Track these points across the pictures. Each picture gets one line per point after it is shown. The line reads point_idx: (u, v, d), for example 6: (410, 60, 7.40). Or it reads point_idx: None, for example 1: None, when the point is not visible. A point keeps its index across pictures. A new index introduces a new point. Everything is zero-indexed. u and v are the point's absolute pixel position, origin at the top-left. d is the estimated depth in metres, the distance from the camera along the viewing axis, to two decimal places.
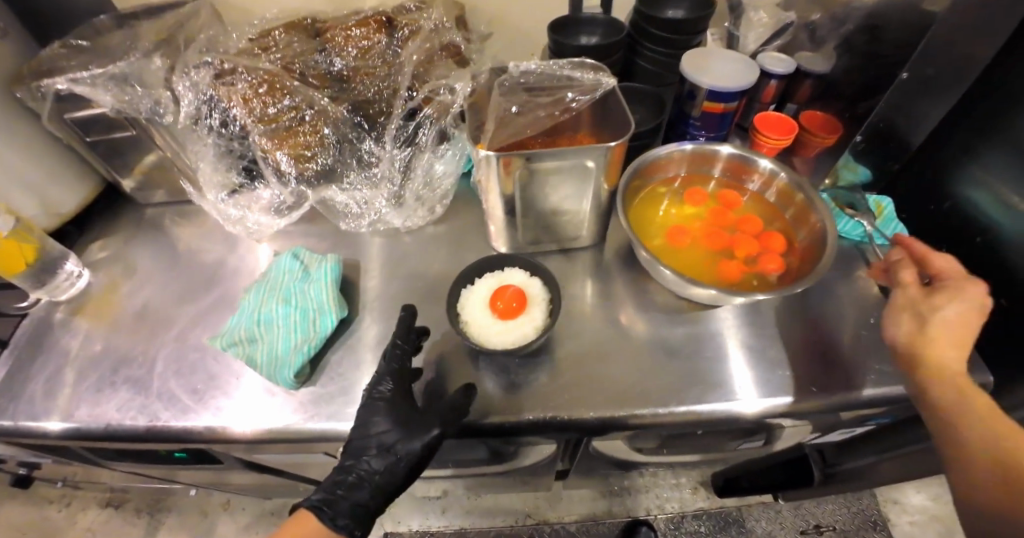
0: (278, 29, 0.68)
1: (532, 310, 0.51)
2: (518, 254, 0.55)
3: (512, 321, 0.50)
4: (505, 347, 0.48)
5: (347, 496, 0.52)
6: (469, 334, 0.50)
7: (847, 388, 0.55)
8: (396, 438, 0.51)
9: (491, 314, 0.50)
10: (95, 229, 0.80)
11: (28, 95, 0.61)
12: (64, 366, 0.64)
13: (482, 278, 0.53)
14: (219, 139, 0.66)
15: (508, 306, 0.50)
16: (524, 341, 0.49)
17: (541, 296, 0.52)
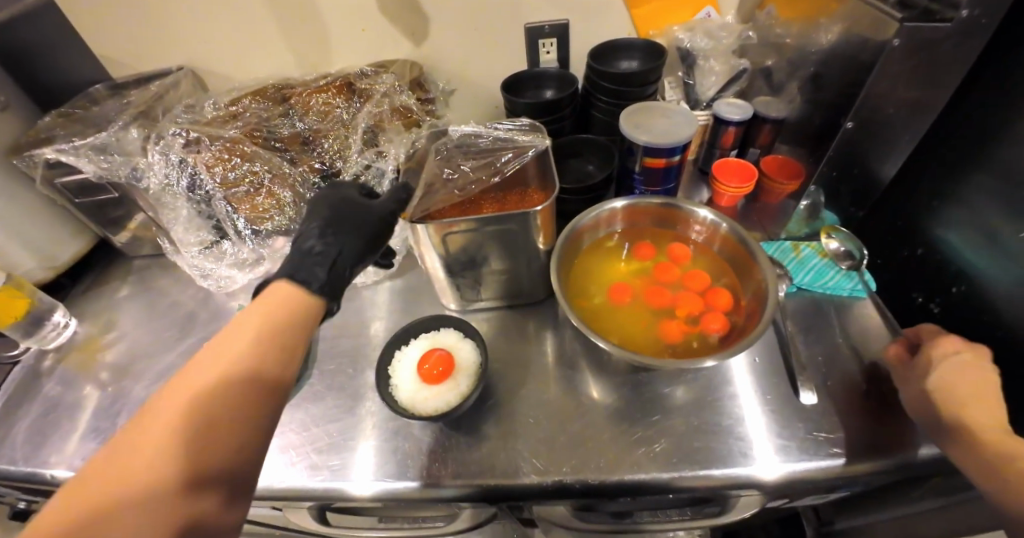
0: (246, 98, 0.73)
1: (460, 375, 0.50)
2: (453, 315, 0.56)
3: (439, 386, 0.50)
4: (429, 413, 0.48)
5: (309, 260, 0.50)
6: (395, 398, 0.49)
7: (799, 456, 0.52)
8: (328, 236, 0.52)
9: (418, 379, 0.50)
10: (88, 279, 0.85)
11: (23, 163, 0.67)
12: (42, 415, 0.66)
13: (415, 340, 0.54)
14: (190, 202, 0.70)
15: (434, 371, 0.50)
16: (449, 407, 0.48)
17: (470, 359, 0.52)
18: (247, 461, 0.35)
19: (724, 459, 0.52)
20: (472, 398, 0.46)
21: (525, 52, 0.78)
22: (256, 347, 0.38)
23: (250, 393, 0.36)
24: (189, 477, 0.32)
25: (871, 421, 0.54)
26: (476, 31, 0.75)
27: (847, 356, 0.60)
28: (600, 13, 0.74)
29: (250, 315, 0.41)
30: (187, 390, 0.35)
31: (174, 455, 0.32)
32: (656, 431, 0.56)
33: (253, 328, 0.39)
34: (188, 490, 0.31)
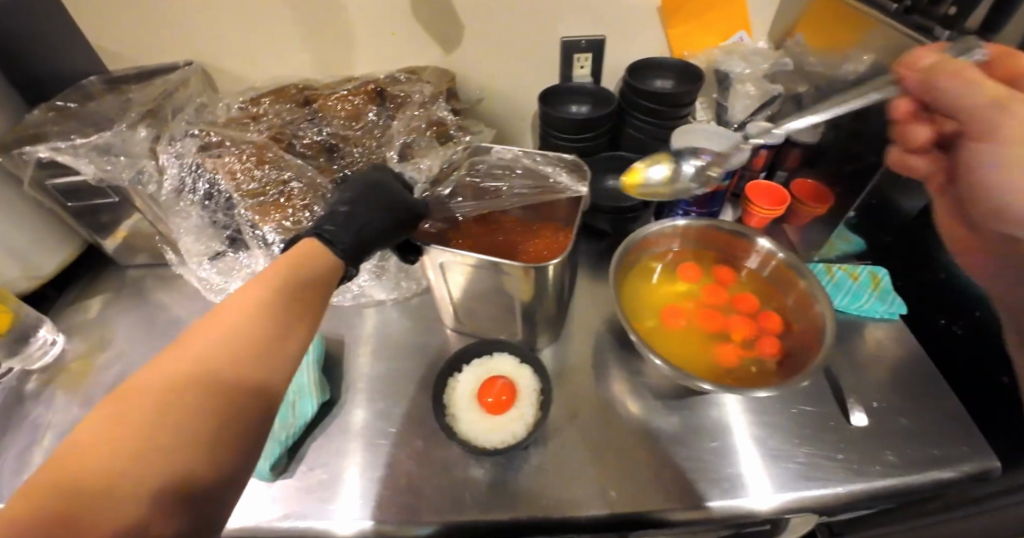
0: (267, 98, 0.69)
1: (522, 403, 0.49)
2: (507, 340, 0.54)
3: (501, 417, 0.48)
4: (494, 446, 0.46)
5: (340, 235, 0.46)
6: (454, 431, 0.47)
7: (846, 481, 0.53)
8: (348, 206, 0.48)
9: (479, 407, 0.49)
10: (74, 290, 0.77)
11: (9, 162, 0.60)
12: (31, 444, 0.60)
13: (470, 367, 0.52)
14: (205, 211, 0.64)
15: (496, 400, 0.48)
16: (513, 441, 0.47)
17: (531, 389, 0.50)
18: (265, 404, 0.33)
19: (780, 485, 0.53)
20: (541, 430, 0.45)
21: (559, 66, 0.77)
22: (278, 292, 0.37)
23: (276, 346, 0.35)
24: (222, 416, 0.30)
25: (908, 445, 0.56)
26: (511, 41, 0.73)
27: (879, 381, 0.62)
28: (637, 32, 0.73)
29: (270, 271, 0.38)
30: (214, 331, 0.32)
31: (203, 381, 0.30)
32: (705, 457, 0.55)
33: (279, 282, 0.37)
34: (220, 432, 0.30)
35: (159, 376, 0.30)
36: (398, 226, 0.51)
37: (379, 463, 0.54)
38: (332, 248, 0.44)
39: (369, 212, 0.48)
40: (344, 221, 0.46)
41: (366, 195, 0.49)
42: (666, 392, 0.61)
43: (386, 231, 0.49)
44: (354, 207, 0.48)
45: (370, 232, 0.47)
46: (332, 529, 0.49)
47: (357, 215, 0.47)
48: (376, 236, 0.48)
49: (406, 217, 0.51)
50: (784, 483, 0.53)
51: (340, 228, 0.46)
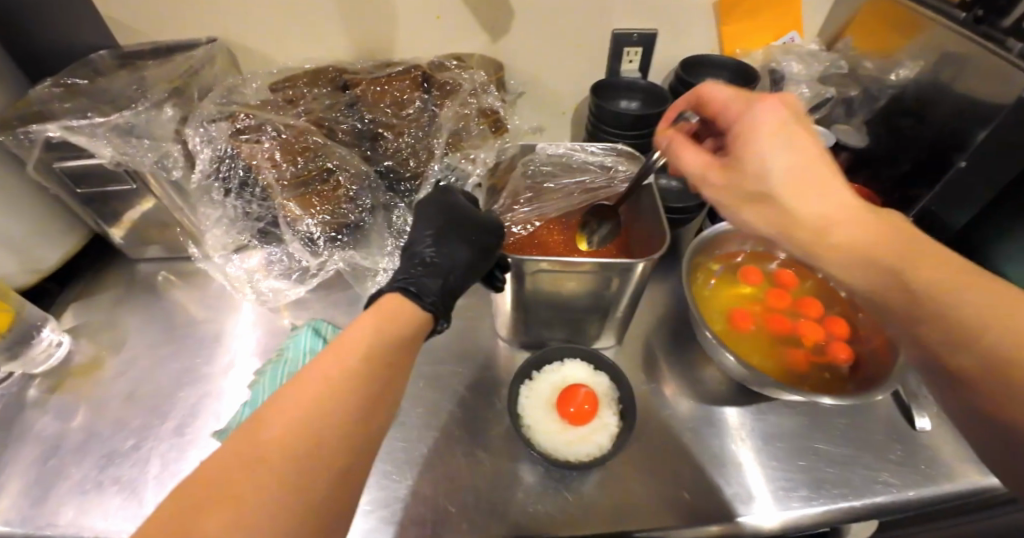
0: (302, 80, 0.63)
1: (603, 414, 0.48)
2: (581, 346, 0.53)
3: (583, 428, 0.47)
4: (579, 459, 0.45)
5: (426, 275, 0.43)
6: (534, 443, 0.46)
7: (913, 487, 0.53)
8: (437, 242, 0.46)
9: (560, 418, 0.47)
10: (77, 285, 0.70)
11: (13, 141, 0.53)
12: (38, 460, 0.53)
13: (544, 372, 0.51)
14: (238, 201, 0.58)
15: (578, 411, 0.46)
16: (598, 453, 0.45)
17: (608, 395, 0.49)
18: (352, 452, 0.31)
19: (852, 494, 0.52)
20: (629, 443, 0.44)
21: (608, 59, 0.74)
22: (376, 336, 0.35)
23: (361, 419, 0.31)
24: (305, 481, 0.27)
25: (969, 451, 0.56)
26: (562, 31, 0.70)
27: None
28: (690, 27, 0.71)
29: (350, 336, 0.34)
30: (311, 383, 0.31)
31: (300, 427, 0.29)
32: (774, 465, 0.54)
33: (359, 346, 0.34)
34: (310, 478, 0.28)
35: (236, 465, 0.26)
36: (489, 258, 0.48)
37: (439, 474, 0.51)
38: (422, 300, 0.40)
39: (456, 245, 0.45)
40: (421, 278, 0.43)
41: (453, 226, 0.47)
42: (726, 398, 0.60)
43: (478, 264, 0.46)
44: (445, 242, 0.46)
45: (460, 269, 0.45)
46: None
47: (446, 251, 0.45)
48: (464, 271, 0.45)
49: (495, 249, 0.48)
50: (858, 493, 0.52)
51: (419, 282, 0.42)
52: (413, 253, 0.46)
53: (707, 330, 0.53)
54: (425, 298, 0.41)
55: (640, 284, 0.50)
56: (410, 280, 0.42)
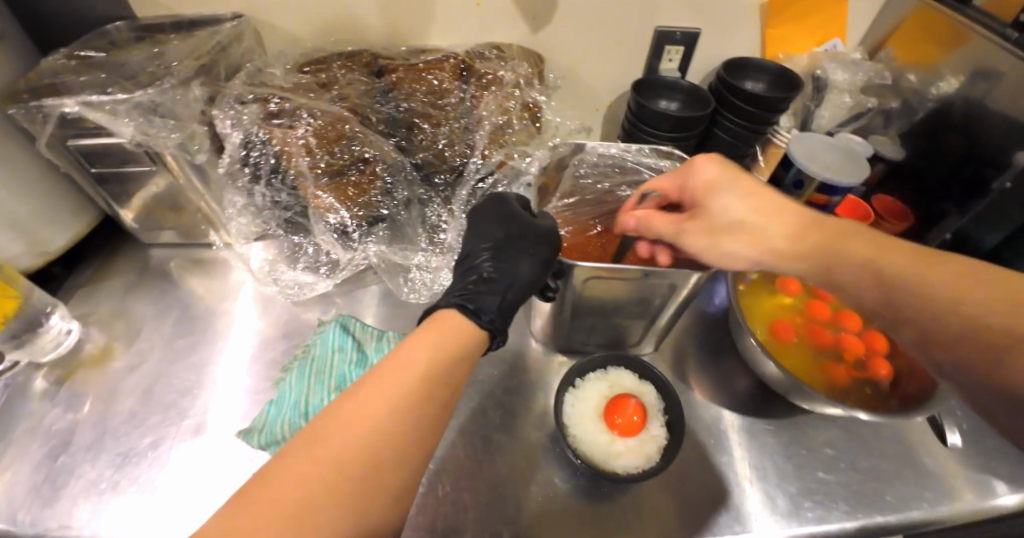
0: (336, 63, 0.60)
1: (652, 425, 0.47)
2: (626, 354, 0.51)
3: (631, 438, 0.46)
4: (628, 471, 0.43)
5: (484, 291, 0.41)
6: (583, 452, 0.45)
7: (948, 503, 0.53)
8: (495, 250, 0.45)
9: (609, 428, 0.46)
10: (85, 269, 0.67)
11: (26, 115, 0.49)
12: (49, 456, 0.50)
13: (588, 380, 0.49)
14: (266, 189, 0.55)
15: (628, 421, 0.45)
16: (647, 465, 0.44)
17: (656, 406, 0.48)
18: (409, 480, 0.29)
19: (890, 509, 0.52)
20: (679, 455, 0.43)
21: (648, 56, 0.72)
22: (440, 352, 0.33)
23: (416, 445, 0.29)
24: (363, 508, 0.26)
25: (999, 467, 0.56)
26: (604, 24, 0.67)
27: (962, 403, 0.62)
28: (733, 28, 0.70)
29: (413, 353, 0.32)
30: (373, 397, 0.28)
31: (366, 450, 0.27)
32: (807, 476, 0.53)
33: (422, 362, 0.31)
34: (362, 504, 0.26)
35: (291, 484, 0.24)
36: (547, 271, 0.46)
37: (474, 479, 0.50)
38: (479, 319, 0.38)
39: (517, 259, 0.44)
40: (479, 294, 0.41)
41: (510, 235, 0.46)
42: (760, 408, 0.59)
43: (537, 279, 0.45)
44: (505, 256, 0.45)
45: (522, 283, 0.43)
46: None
47: (505, 262, 0.44)
48: (525, 285, 0.44)
49: (554, 263, 0.46)
50: (891, 506, 0.52)
51: (477, 299, 0.40)
52: (471, 267, 0.45)
53: (750, 339, 0.53)
54: (483, 316, 0.38)
55: (692, 292, 0.48)
56: (470, 296, 0.40)
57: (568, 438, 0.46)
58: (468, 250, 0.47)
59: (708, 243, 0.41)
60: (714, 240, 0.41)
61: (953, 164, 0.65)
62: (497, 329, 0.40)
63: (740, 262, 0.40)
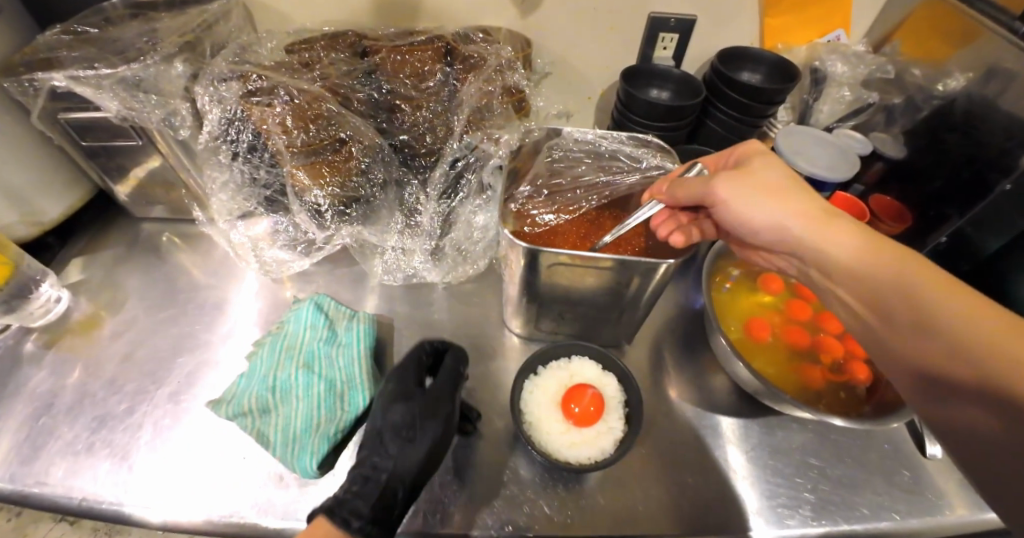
0: (319, 43, 0.60)
1: (610, 417, 0.46)
2: (591, 344, 0.51)
3: (588, 429, 0.45)
4: (579, 463, 0.43)
5: (359, 495, 0.42)
6: (537, 441, 0.45)
7: (924, 513, 0.51)
8: (399, 425, 0.45)
9: (564, 417, 0.46)
10: (80, 240, 0.69)
11: (16, 88, 0.51)
12: (31, 416, 0.53)
13: (548, 370, 0.49)
14: (246, 166, 0.56)
15: (585, 411, 0.45)
16: (600, 456, 0.44)
17: (617, 399, 0.47)
18: None
19: (863, 519, 0.50)
20: (631, 447, 0.42)
21: (641, 43, 0.70)
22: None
23: None
24: None
25: None
26: (596, 10, 0.66)
27: None
28: (730, 16, 0.67)
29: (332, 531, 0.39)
30: None
31: None
32: (776, 479, 0.52)
33: None
34: None
35: None
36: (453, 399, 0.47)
37: None
38: (348, 527, 0.40)
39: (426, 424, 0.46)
40: (354, 500, 0.42)
41: (417, 413, 0.46)
42: (732, 408, 0.57)
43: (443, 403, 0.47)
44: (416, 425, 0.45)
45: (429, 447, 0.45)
46: (291, 531, 0.45)
47: (399, 461, 0.44)
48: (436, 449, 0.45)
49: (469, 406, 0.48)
50: (863, 518, 0.50)
51: (347, 503, 0.41)
52: (367, 456, 0.45)
53: (722, 337, 0.51)
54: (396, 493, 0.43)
55: (661, 284, 0.47)
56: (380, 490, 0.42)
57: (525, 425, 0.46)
58: (373, 412, 0.47)
59: (740, 193, 0.42)
60: (748, 192, 0.42)
61: (955, 164, 0.62)
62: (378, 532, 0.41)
63: (757, 219, 0.42)
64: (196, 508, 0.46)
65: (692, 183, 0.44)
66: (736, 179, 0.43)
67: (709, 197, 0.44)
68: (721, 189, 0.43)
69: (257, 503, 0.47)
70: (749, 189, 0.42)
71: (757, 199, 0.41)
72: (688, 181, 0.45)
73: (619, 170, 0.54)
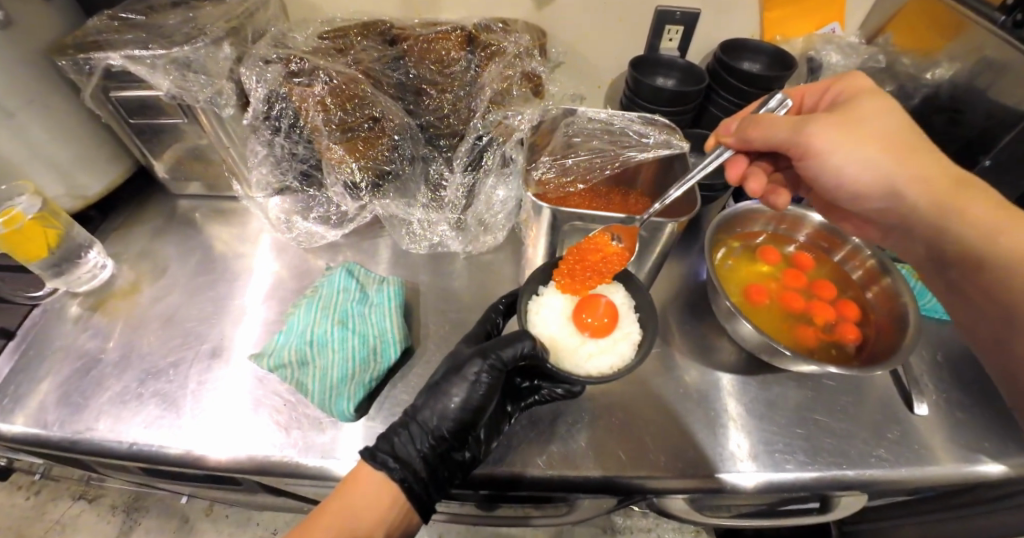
0: (354, 29, 0.65)
1: (623, 324, 0.54)
2: None
3: (604, 338, 0.52)
4: (601, 371, 0.50)
5: (410, 439, 0.46)
6: (554, 358, 0.51)
7: (916, 462, 0.54)
8: (446, 383, 0.47)
9: (580, 330, 0.53)
10: (119, 215, 0.74)
11: (72, 66, 0.55)
12: (79, 371, 0.57)
13: (552, 290, 0.56)
14: (285, 141, 0.61)
15: (599, 322, 0.52)
16: (621, 364, 0.51)
17: (625, 307, 0.55)
18: (380, 503, 0.43)
19: (855, 464, 0.54)
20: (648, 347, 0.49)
21: (647, 35, 0.75)
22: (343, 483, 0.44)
23: (376, 490, 0.43)
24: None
25: (980, 435, 0.57)
26: (607, 4, 0.71)
27: (946, 371, 0.63)
28: (731, 9, 0.72)
29: (379, 472, 0.44)
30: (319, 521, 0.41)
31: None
32: (773, 430, 0.56)
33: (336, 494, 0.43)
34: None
35: None
36: (474, 356, 0.47)
37: None
38: (388, 471, 0.44)
39: (454, 387, 0.47)
40: (402, 440, 0.46)
41: (453, 375, 0.47)
42: (732, 369, 0.62)
43: (462, 360, 0.48)
44: (442, 391, 0.47)
45: (466, 408, 0.46)
46: (331, 469, 0.50)
47: (444, 421, 0.46)
48: (480, 405, 0.47)
49: (510, 364, 0.47)
50: (853, 464, 0.54)
51: (390, 439, 0.46)
52: (419, 411, 0.47)
53: (727, 300, 0.55)
54: (460, 454, 0.47)
55: (675, 230, 0.53)
56: (430, 467, 0.45)
57: (546, 340, 0.52)
58: (455, 361, 0.49)
59: (847, 144, 0.45)
60: (851, 143, 0.45)
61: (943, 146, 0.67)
62: (423, 470, 0.45)
63: (848, 176, 0.47)
64: (241, 449, 0.51)
65: (777, 125, 0.47)
66: (837, 125, 0.45)
67: (803, 147, 0.47)
68: (826, 133, 0.45)
69: (299, 444, 0.51)
70: (870, 137, 0.45)
71: (856, 149, 0.45)
72: (773, 121, 0.48)
73: (627, 146, 0.61)
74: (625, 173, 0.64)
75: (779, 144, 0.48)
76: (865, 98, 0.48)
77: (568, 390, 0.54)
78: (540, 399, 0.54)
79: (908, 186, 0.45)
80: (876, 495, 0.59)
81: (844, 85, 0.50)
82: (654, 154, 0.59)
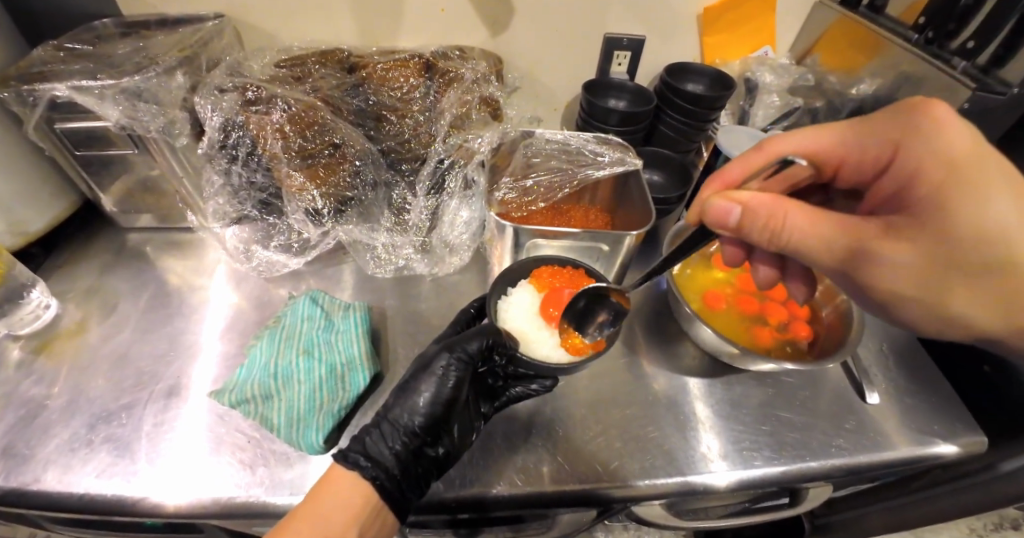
0: (312, 58, 0.65)
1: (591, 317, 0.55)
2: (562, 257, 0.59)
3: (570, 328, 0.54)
4: (569, 358, 0.52)
5: (380, 439, 0.46)
6: (524, 349, 0.52)
7: (873, 449, 0.57)
8: (416, 383, 0.48)
9: (548, 321, 0.54)
10: (65, 251, 0.70)
11: (14, 98, 0.53)
12: (21, 420, 0.52)
13: (521, 285, 0.57)
14: (242, 169, 0.60)
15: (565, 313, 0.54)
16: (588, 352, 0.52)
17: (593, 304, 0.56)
18: (355, 501, 0.42)
19: (819, 455, 0.56)
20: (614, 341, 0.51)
21: (598, 60, 0.79)
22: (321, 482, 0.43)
23: (352, 488, 0.42)
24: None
25: (928, 419, 0.61)
26: (560, 30, 0.74)
27: (891, 361, 0.67)
28: (674, 36, 0.78)
29: (352, 476, 0.43)
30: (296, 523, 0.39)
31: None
32: (740, 429, 0.58)
33: (313, 496, 0.41)
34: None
35: None
36: (441, 350, 0.49)
37: None
38: (362, 471, 0.43)
39: (426, 380, 0.48)
40: (375, 441, 0.45)
41: (421, 373, 0.49)
42: (699, 372, 0.64)
43: (429, 356, 0.50)
44: (411, 388, 0.48)
45: (437, 402, 0.47)
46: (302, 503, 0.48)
47: (418, 417, 0.46)
48: (451, 398, 0.48)
49: (477, 357, 0.49)
50: (816, 456, 0.56)
51: (361, 442, 0.45)
52: (386, 416, 0.47)
53: (685, 306, 0.58)
54: (433, 449, 0.47)
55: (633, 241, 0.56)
56: (403, 464, 0.45)
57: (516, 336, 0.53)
58: (421, 361, 0.50)
59: (917, 279, 0.36)
60: (922, 276, 0.36)
61: None
62: (395, 478, 0.44)
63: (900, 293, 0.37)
64: (205, 490, 0.48)
65: (816, 241, 0.37)
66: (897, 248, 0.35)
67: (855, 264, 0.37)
68: (896, 258, 0.36)
69: (267, 481, 0.49)
70: (948, 272, 0.35)
71: (921, 277, 0.36)
72: (805, 231, 0.37)
73: (584, 163, 0.64)
74: (584, 191, 0.67)
75: (823, 266, 0.39)
76: (970, 192, 0.33)
77: (542, 385, 0.53)
78: (514, 398, 0.54)
79: (968, 314, 0.37)
80: (840, 483, 0.61)
81: (927, 149, 0.35)
82: (610, 172, 0.62)
